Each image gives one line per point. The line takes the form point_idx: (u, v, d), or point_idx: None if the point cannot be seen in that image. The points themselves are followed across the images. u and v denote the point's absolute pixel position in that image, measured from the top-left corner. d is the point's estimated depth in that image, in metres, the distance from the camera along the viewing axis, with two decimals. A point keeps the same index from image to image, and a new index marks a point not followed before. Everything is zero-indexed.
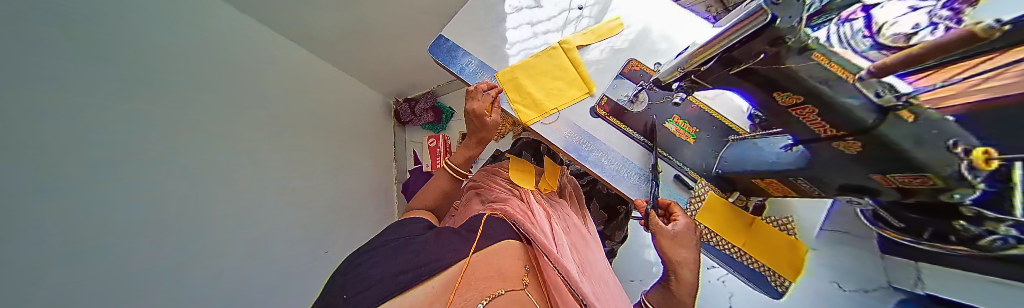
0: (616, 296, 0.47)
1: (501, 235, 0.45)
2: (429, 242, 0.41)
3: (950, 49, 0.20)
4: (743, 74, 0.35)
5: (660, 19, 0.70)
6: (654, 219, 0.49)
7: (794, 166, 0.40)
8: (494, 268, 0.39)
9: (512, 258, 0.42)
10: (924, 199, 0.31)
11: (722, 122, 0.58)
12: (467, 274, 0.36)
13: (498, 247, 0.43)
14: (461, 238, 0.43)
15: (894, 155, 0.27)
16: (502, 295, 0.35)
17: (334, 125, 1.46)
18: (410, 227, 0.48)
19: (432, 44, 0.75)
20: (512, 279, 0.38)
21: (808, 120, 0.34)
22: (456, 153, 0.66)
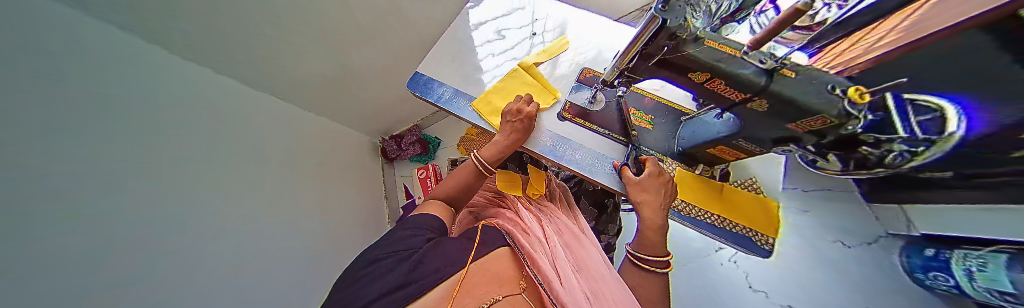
0: (611, 282, 0.47)
1: (498, 242, 0.45)
2: (431, 252, 0.41)
3: (791, 22, 0.24)
4: (659, 64, 0.41)
5: (602, 38, 0.84)
6: (625, 171, 0.54)
7: (730, 131, 0.47)
8: (492, 273, 0.39)
9: (508, 264, 0.42)
10: (835, 136, 0.37)
11: (673, 106, 0.67)
12: (465, 282, 0.36)
13: (494, 254, 0.42)
14: (458, 246, 0.42)
15: (789, 103, 0.34)
16: (501, 300, 0.34)
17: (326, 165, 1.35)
18: (410, 233, 0.46)
19: (410, 80, 0.82)
20: (510, 283, 0.38)
21: (722, 90, 0.40)
22: (486, 148, 0.63)
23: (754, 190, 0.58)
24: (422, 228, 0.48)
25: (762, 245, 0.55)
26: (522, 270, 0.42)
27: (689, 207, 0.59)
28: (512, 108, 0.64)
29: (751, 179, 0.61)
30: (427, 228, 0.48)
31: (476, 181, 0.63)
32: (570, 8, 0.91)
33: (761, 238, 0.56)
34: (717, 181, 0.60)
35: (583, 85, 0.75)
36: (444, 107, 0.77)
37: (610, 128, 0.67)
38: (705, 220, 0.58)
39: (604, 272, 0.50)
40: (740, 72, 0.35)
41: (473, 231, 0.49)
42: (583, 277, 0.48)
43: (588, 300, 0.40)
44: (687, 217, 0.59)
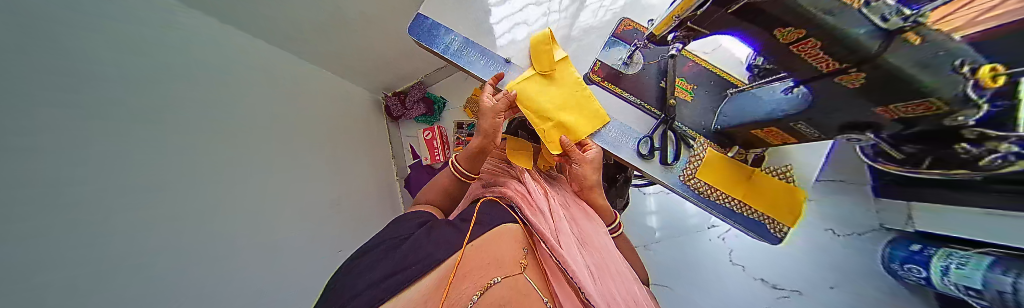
0: (616, 263, 0.43)
1: (498, 220, 0.41)
2: (424, 239, 0.36)
3: None
4: (741, 13, 0.31)
5: None
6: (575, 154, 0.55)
7: (794, 111, 0.40)
8: (491, 255, 0.33)
9: (510, 243, 0.37)
10: (928, 127, 0.31)
11: (720, 75, 0.59)
12: (461, 264, 0.31)
13: (494, 234, 0.38)
14: (456, 230, 0.39)
15: (890, 78, 0.28)
16: (500, 283, 0.28)
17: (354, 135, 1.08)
18: (410, 221, 0.43)
19: (411, 24, 0.69)
20: (509, 264, 0.32)
21: (809, 55, 0.32)
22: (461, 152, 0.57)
23: (787, 179, 0.54)
24: (423, 215, 0.45)
25: (775, 233, 0.54)
26: (525, 249, 0.38)
27: (714, 191, 0.55)
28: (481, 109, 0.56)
29: (787, 166, 0.56)
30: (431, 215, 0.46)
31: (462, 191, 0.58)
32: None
33: (777, 227, 0.54)
34: (749, 165, 0.55)
35: (617, 40, 0.65)
36: (453, 60, 0.67)
37: (642, 98, 0.59)
38: (726, 204, 0.55)
39: (609, 249, 0.46)
40: (850, 33, 0.26)
41: (469, 212, 0.46)
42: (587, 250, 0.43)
43: (592, 280, 0.35)
44: (709, 202, 0.55)
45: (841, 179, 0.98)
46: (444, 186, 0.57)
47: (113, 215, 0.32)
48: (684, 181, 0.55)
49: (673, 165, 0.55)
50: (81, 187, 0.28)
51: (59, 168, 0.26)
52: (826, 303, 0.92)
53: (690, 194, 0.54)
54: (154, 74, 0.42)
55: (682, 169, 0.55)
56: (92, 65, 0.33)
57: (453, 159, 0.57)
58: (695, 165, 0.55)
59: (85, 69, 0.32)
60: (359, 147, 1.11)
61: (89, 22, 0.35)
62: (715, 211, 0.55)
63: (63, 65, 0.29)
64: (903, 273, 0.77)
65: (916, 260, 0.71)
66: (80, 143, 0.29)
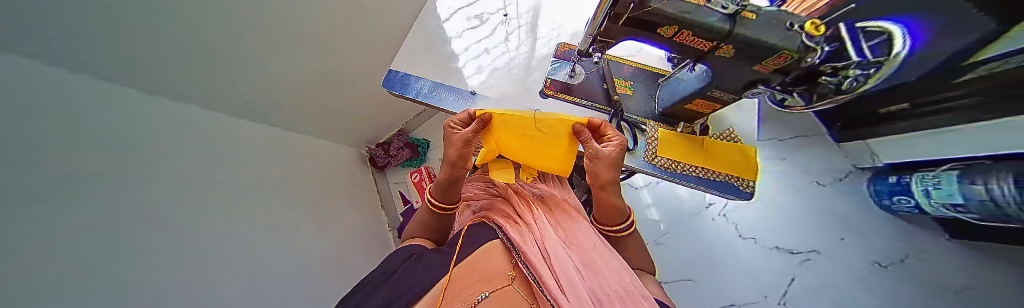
0: (608, 256, 0.43)
1: (485, 239, 0.43)
2: (412, 268, 0.37)
3: None
4: (628, 23, 0.40)
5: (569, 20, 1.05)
6: (588, 142, 0.49)
7: (704, 83, 0.48)
8: (480, 272, 0.35)
9: (497, 259, 0.38)
10: (797, 72, 0.40)
11: (649, 70, 0.70)
12: (452, 282, 0.32)
13: (482, 251, 0.39)
14: (443, 254, 0.40)
15: (749, 43, 0.36)
16: (487, 297, 0.29)
17: (341, 191, 1.07)
18: (396, 256, 0.43)
19: (384, 78, 0.77)
20: (497, 278, 0.34)
21: (689, 42, 0.40)
22: (432, 185, 0.55)
23: (734, 140, 0.61)
24: (407, 250, 0.45)
25: (745, 188, 0.59)
26: (513, 262, 0.39)
27: (680, 164, 0.60)
28: (446, 138, 0.52)
29: (729, 129, 0.64)
30: (416, 247, 0.46)
31: (442, 221, 0.57)
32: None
33: (745, 183, 0.59)
34: (700, 135, 0.62)
35: (560, 60, 0.76)
36: (425, 101, 0.74)
37: (593, 100, 0.67)
38: (696, 174, 0.59)
39: (595, 242, 0.46)
40: (708, 20, 0.35)
41: (457, 236, 0.46)
42: (573, 249, 0.44)
43: (581, 277, 0.37)
44: (679, 175, 0.59)
45: (799, 135, 1.11)
46: (423, 219, 0.57)
47: (136, 227, 0.35)
48: (649, 161, 0.60)
49: (635, 149, 0.61)
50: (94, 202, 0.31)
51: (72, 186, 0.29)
52: (843, 255, 0.92)
53: (658, 171, 0.59)
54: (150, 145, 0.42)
55: (644, 151, 0.61)
56: (105, 128, 0.36)
57: (428, 194, 0.56)
58: (654, 146, 0.61)
59: (97, 143, 0.34)
60: (349, 203, 1.10)
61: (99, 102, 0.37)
62: (690, 182, 0.59)
63: (75, 143, 0.31)
64: (894, 205, 0.85)
65: (902, 192, 0.78)
66: (103, 171, 0.33)
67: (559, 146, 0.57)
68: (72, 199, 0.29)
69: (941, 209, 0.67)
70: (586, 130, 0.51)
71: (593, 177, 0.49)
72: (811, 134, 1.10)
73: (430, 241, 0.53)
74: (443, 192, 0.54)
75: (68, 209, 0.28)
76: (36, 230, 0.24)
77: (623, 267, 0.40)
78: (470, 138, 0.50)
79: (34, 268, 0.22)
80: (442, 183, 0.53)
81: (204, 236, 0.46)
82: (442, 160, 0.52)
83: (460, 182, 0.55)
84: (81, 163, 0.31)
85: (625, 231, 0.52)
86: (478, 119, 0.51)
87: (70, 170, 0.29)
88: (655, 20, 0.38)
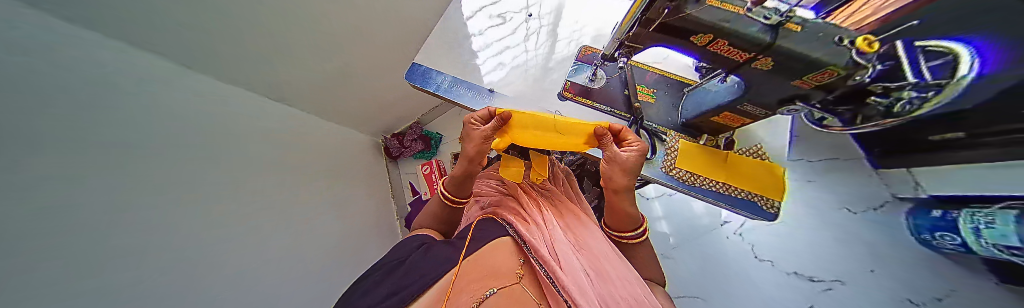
0: (618, 265, 0.42)
1: (495, 235, 0.43)
2: (422, 258, 0.38)
3: None
4: (660, 28, 0.38)
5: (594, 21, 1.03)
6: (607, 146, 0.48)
7: (735, 96, 0.46)
8: (489, 267, 0.35)
9: (506, 256, 0.38)
10: (844, 90, 0.37)
11: (674, 78, 0.67)
12: (463, 275, 0.33)
13: (492, 248, 0.39)
14: (452, 247, 0.40)
15: (791, 56, 0.34)
16: (496, 293, 0.30)
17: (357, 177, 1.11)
18: (406, 245, 0.44)
19: (408, 71, 0.79)
20: (506, 275, 0.34)
21: (724, 52, 0.38)
22: (447, 178, 0.56)
23: (760, 156, 0.58)
24: (419, 239, 0.46)
25: (770, 209, 0.55)
26: (521, 260, 0.39)
27: (699, 178, 0.58)
28: (465, 132, 0.53)
29: (757, 146, 0.60)
30: (426, 237, 0.47)
31: (452, 214, 0.58)
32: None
33: (769, 203, 0.56)
34: (723, 150, 0.60)
35: (582, 64, 0.75)
36: (444, 96, 0.75)
37: (613, 105, 0.66)
38: (715, 189, 0.57)
39: (606, 250, 0.45)
40: (748, 30, 0.34)
41: (467, 230, 0.47)
42: (582, 254, 0.43)
43: (590, 282, 0.36)
44: (697, 189, 0.57)
45: (834, 156, 1.04)
46: (433, 210, 0.59)
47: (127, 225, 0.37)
48: (666, 172, 0.58)
49: (653, 159, 0.59)
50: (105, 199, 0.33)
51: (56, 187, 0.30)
52: (870, 289, 0.86)
53: (675, 183, 0.57)
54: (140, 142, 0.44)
55: (662, 161, 0.59)
56: (99, 126, 0.38)
57: (441, 186, 0.58)
58: (673, 157, 0.59)
59: (86, 142, 0.35)
60: (362, 190, 1.14)
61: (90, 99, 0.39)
62: (709, 197, 0.57)
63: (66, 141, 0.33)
64: (935, 240, 0.77)
65: (946, 228, 0.71)
66: (83, 173, 0.33)
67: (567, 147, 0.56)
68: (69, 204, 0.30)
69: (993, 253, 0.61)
70: (608, 134, 0.49)
71: (608, 181, 0.48)
72: (847, 157, 1.02)
73: (437, 233, 0.56)
74: (456, 185, 0.55)
75: (54, 214, 0.29)
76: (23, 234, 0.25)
77: (634, 278, 0.39)
78: (488, 134, 0.50)
79: (34, 268, 0.25)
80: (456, 177, 0.54)
81: (191, 239, 0.46)
82: (459, 154, 0.53)
83: (474, 176, 0.55)
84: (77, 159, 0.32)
85: (637, 238, 0.51)
86: (497, 116, 0.51)
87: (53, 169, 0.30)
88: (689, 27, 0.36)
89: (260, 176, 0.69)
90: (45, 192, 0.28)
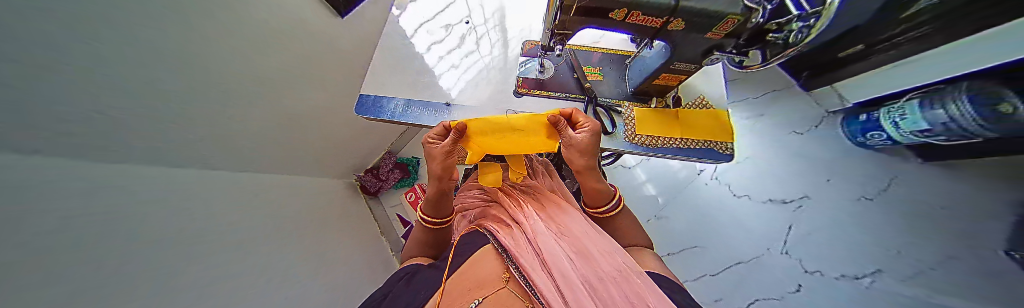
0: (599, 239, 0.44)
1: (477, 246, 0.42)
2: (407, 288, 0.36)
3: None
4: (580, 10, 0.40)
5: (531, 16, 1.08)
6: (563, 131, 0.49)
7: (663, 60, 0.50)
8: (473, 279, 0.34)
9: (491, 262, 0.38)
10: (747, 32, 0.41)
11: (615, 53, 0.71)
12: (446, 297, 0.32)
13: (475, 259, 0.39)
14: (437, 269, 0.39)
15: (695, 13, 0.38)
16: (481, 303, 0.29)
17: (338, 223, 1.04)
18: (390, 279, 0.42)
19: (355, 105, 0.75)
20: (490, 282, 0.33)
21: (642, 22, 0.41)
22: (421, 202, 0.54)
23: (705, 106, 0.63)
24: (401, 270, 0.44)
25: (725, 152, 0.60)
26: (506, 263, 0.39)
27: (660, 139, 0.61)
28: (426, 153, 0.52)
29: (699, 97, 0.65)
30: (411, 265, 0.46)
31: (437, 236, 0.56)
32: (496, 2, 1.14)
33: (723, 146, 0.61)
34: (673, 108, 0.64)
35: (529, 58, 0.76)
36: (401, 121, 0.73)
37: (567, 91, 0.68)
38: (676, 145, 0.61)
39: (586, 229, 0.47)
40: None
41: (450, 248, 0.46)
42: (564, 239, 0.45)
43: (573, 265, 0.37)
44: (660, 149, 0.61)
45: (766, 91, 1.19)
46: (418, 237, 0.56)
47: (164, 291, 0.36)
48: (629, 141, 0.61)
49: (614, 132, 0.62)
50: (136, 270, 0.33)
51: (106, 253, 0.30)
52: (831, 195, 1.02)
53: (640, 149, 0.60)
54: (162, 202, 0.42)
55: (623, 132, 0.62)
56: (122, 181, 0.36)
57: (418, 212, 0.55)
58: (632, 125, 0.62)
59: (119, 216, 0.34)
60: (353, 235, 1.07)
61: (120, 169, 0.37)
62: (673, 154, 0.60)
63: (91, 208, 0.31)
64: (867, 140, 0.98)
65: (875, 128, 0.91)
66: (112, 176, 0.35)
67: (533, 141, 0.56)
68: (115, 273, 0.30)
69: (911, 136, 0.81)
70: (562, 119, 0.50)
71: (570, 163, 0.51)
72: None
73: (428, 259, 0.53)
74: (433, 206, 0.54)
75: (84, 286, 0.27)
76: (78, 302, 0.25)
77: (615, 248, 0.41)
78: (447, 150, 0.50)
79: None
80: (429, 198, 0.53)
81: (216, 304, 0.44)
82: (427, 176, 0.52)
83: (450, 193, 0.55)
84: (124, 232, 0.33)
85: (610, 212, 0.53)
86: (453, 129, 0.51)
87: (101, 240, 0.30)
88: (603, 5, 0.39)
89: None
90: (92, 261, 0.28)
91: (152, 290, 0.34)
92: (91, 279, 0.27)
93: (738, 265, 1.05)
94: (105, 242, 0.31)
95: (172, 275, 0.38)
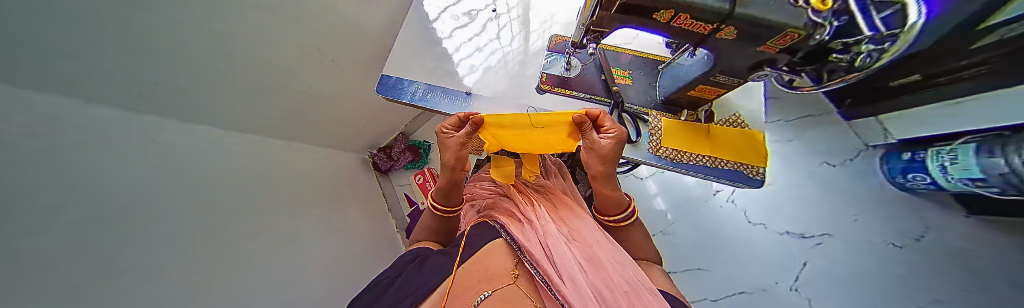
0: (611, 249, 0.42)
1: (487, 238, 0.42)
2: (416, 272, 0.36)
3: None
4: (622, 9, 0.38)
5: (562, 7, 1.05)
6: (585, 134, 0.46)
7: (705, 70, 0.47)
8: (482, 272, 0.34)
9: (500, 257, 0.37)
10: (806, 49, 0.38)
11: (647, 57, 0.68)
12: (454, 286, 0.32)
13: (484, 252, 0.38)
14: (446, 256, 0.39)
15: (753, 22, 0.35)
16: (489, 296, 0.28)
17: (348, 198, 1.07)
18: (399, 261, 0.42)
19: (378, 84, 0.76)
20: (498, 277, 0.32)
21: (689, 26, 0.38)
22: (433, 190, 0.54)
23: (740, 125, 0.60)
24: (411, 251, 0.45)
25: (754, 175, 0.57)
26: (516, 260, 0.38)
27: (686, 154, 0.58)
28: (440, 142, 0.51)
29: (735, 114, 0.61)
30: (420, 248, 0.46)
31: (446, 224, 0.56)
32: None
33: (754, 170, 0.58)
34: (704, 123, 0.61)
35: (555, 53, 0.74)
36: (420, 105, 0.73)
37: (592, 92, 0.66)
38: (702, 163, 0.58)
39: (598, 236, 0.46)
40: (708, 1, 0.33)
41: (460, 237, 0.46)
42: (576, 243, 0.43)
43: (583, 271, 0.36)
44: (685, 165, 0.58)
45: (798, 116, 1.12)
46: (427, 222, 0.56)
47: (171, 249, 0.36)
48: (652, 152, 0.58)
49: (638, 141, 0.59)
50: (144, 238, 0.33)
51: (120, 198, 0.31)
52: (854, 234, 1.00)
53: (663, 163, 0.58)
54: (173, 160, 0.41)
55: (648, 143, 0.59)
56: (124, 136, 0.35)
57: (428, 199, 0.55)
58: (658, 136, 0.59)
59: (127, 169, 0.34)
60: (360, 212, 1.09)
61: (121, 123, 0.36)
62: (697, 172, 0.57)
63: (87, 160, 0.29)
64: (908, 183, 0.96)
65: (918, 169, 0.89)
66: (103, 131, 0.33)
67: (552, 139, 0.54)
68: (120, 223, 0.30)
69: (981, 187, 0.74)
70: (587, 121, 0.47)
71: (588, 168, 0.49)
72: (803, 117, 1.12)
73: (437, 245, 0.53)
74: (443, 195, 0.53)
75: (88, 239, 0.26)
76: (82, 242, 0.26)
77: (626, 259, 0.40)
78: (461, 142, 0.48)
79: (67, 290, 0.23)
80: (441, 187, 0.53)
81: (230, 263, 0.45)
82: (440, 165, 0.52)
83: (461, 184, 0.55)
84: (130, 182, 0.33)
85: (625, 221, 0.52)
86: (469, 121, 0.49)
87: (102, 217, 0.29)
88: (648, 5, 0.36)
89: None
90: (99, 214, 0.28)
91: (163, 246, 0.34)
92: (87, 233, 0.26)
93: (742, 293, 1.00)
94: (108, 196, 0.30)
95: (180, 229, 0.38)
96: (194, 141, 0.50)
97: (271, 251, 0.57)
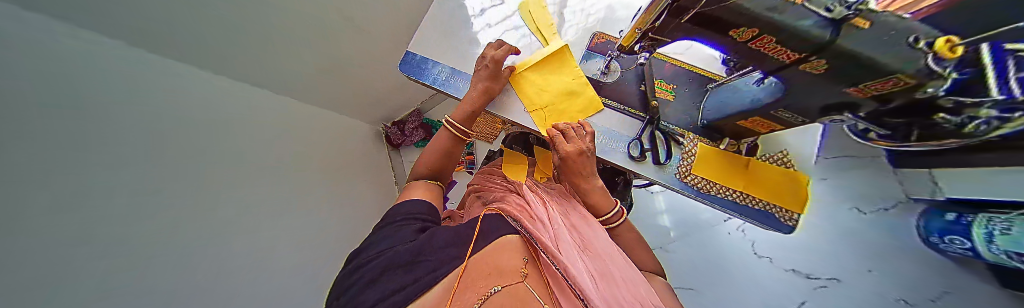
0: (622, 268, 0.40)
1: (501, 232, 0.39)
2: (426, 246, 0.36)
3: None
4: (694, 19, 0.33)
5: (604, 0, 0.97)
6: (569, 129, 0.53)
7: (773, 97, 0.41)
8: (492, 264, 0.31)
9: (513, 253, 0.35)
10: (906, 101, 0.31)
11: (696, 72, 0.63)
12: (464, 276, 0.29)
13: (496, 246, 0.36)
14: (457, 243, 0.37)
15: (856, 63, 0.28)
16: (500, 291, 0.26)
17: (351, 167, 1.08)
18: (398, 233, 0.40)
19: (401, 61, 0.73)
20: (510, 272, 0.30)
21: (771, 50, 0.33)
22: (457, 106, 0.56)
23: (785, 165, 0.54)
24: (415, 216, 0.45)
25: (785, 221, 0.53)
26: (527, 258, 0.35)
27: (714, 186, 0.55)
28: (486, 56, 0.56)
29: (781, 152, 0.56)
30: (422, 216, 0.45)
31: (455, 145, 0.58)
32: None
33: (786, 215, 0.53)
34: (744, 155, 0.56)
35: (593, 53, 0.69)
36: (442, 89, 0.70)
37: (625, 103, 0.61)
38: (729, 198, 0.54)
39: (611, 251, 0.44)
40: (802, 24, 0.27)
41: (473, 221, 0.44)
42: (587, 256, 0.41)
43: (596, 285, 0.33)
44: (710, 197, 0.54)
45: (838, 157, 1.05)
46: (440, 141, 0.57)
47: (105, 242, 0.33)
48: (680, 179, 0.55)
49: (666, 163, 0.56)
50: (64, 228, 0.29)
51: (69, 169, 0.31)
52: (866, 286, 0.91)
53: (688, 191, 0.54)
54: (114, 134, 0.38)
55: (676, 166, 0.55)
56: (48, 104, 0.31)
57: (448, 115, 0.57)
58: (689, 162, 0.55)
59: (54, 146, 0.30)
60: (361, 182, 1.10)
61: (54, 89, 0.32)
62: (722, 207, 0.54)
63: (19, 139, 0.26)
64: (945, 244, 0.81)
65: (958, 231, 0.74)
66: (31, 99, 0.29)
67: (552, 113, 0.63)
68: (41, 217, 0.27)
69: (1004, 258, 0.65)
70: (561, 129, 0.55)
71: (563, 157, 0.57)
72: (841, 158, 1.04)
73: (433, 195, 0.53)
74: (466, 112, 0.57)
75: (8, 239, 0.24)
76: (63, 196, 0.30)
77: (638, 281, 0.38)
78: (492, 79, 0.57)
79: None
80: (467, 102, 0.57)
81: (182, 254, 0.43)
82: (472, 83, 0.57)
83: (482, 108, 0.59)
84: (51, 164, 0.29)
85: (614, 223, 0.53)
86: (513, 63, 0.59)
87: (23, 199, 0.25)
88: (724, 17, 0.30)
89: (264, 173, 0.68)
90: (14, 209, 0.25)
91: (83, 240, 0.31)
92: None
93: None
94: (34, 182, 0.27)
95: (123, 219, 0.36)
96: (160, 104, 0.47)
97: (238, 219, 0.56)
